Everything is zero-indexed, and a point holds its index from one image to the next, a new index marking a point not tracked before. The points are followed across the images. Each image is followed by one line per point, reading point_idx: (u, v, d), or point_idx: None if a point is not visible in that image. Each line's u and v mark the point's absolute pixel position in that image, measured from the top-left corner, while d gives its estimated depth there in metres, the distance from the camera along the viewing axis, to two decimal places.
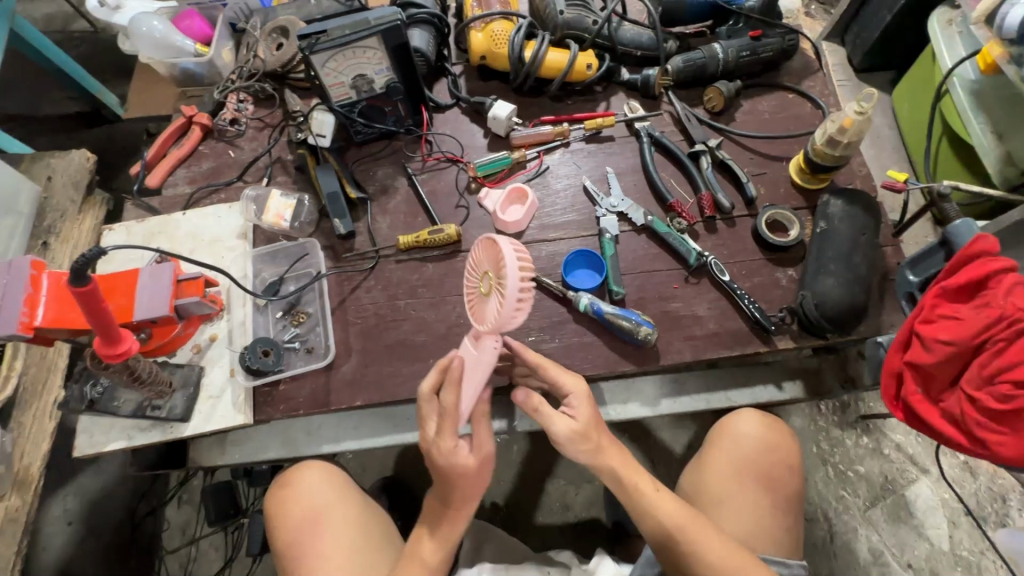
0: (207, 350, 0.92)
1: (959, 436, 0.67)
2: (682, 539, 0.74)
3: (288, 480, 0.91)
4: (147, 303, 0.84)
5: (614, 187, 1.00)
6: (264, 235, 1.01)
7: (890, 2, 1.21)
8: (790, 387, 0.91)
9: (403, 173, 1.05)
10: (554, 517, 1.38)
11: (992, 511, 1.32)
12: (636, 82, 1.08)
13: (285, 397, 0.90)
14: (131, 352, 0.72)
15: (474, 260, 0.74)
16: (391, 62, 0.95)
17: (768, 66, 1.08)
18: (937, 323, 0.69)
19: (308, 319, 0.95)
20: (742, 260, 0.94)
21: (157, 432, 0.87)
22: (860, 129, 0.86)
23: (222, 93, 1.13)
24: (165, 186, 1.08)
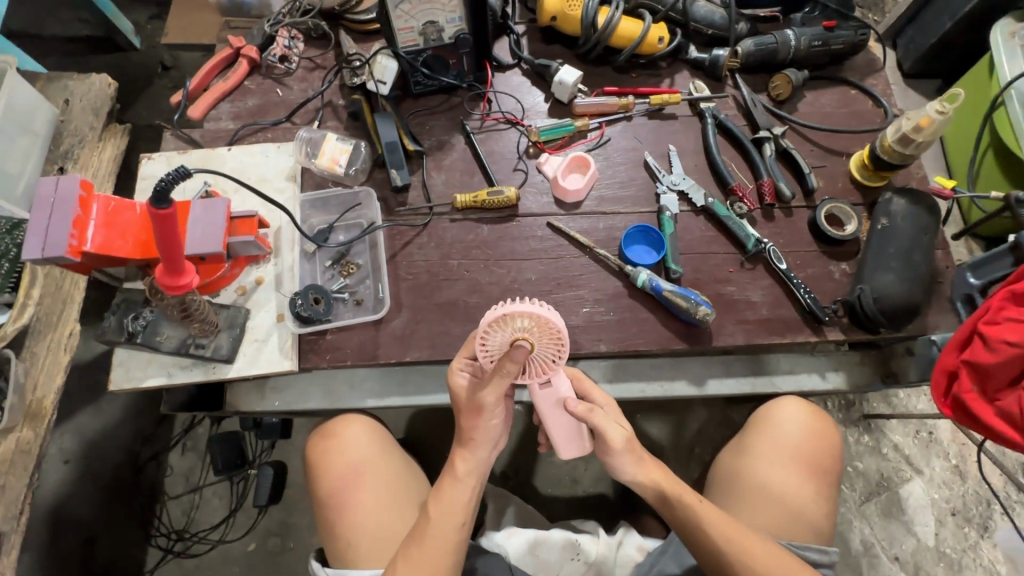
0: (252, 293, 0.89)
1: (1013, 433, 0.70)
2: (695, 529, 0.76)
3: (335, 432, 0.91)
4: (199, 238, 0.80)
5: (675, 165, 0.99)
6: (314, 179, 0.98)
7: (953, 9, 1.21)
8: (832, 378, 0.94)
9: (460, 130, 1.02)
10: (562, 491, 1.39)
11: (978, 513, 1.37)
12: (703, 61, 1.06)
13: (332, 346, 0.87)
14: (192, 286, 0.70)
15: (492, 330, 0.72)
16: (465, 12, 0.92)
17: (835, 60, 1.07)
18: (1001, 324, 0.71)
19: (357, 270, 0.93)
20: (798, 250, 0.95)
21: (199, 371, 0.84)
22: (935, 130, 0.88)
23: (273, 27, 1.07)
24: (207, 120, 1.03)
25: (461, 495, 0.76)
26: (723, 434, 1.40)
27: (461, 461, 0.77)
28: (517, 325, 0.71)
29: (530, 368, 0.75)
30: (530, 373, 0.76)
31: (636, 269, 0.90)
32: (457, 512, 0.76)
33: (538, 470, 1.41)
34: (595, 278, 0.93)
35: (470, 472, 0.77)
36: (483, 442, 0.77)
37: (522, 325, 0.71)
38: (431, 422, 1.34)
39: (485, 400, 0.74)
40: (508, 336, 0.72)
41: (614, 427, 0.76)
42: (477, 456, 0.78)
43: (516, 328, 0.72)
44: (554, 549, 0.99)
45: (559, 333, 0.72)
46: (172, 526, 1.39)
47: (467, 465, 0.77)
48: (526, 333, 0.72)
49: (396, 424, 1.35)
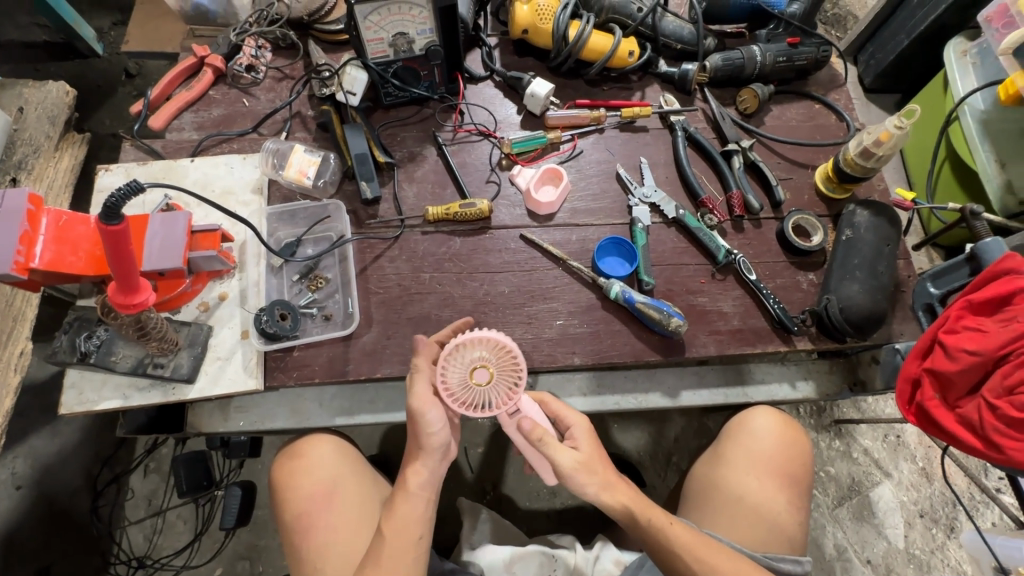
0: (215, 309, 0.86)
1: (974, 440, 0.71)
2: (667, 551, 0.74)
3: (302, 452, 0.88)
4: (158, 253, 0.77)
5: (647, 177, 1.00)
6: (281, 192, 0.95)
7: (909, 27, 1.25)
8: (802, 386, 0.96)
9: (432, 142, 1.01)
10: (541, 503, 1.38)
11: (944, 514, 1.40)
12: (673, 75, 1.07)
13: (300, 363, 0.85)
14: (147, 305, 0.67)
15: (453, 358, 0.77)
16: (435, 24, 0.91)
17: (800, 75, 1.10)
18: (961, 333, 0.73)
19: (326, 285, 0.91)
20: (767, 261, 0.96)
21: (157, 393, 0.80)
22: (895, 144, 0.90)
23: (238, 36, 1.04)
24: (170, 130, 1.00)
25: (413, 509, 0.74)
26: (699, 442, 1.40)
27: (411, 470, 0.75)
28: (474, 354, 0.78)
29: (492, 400, 0.77)
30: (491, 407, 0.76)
31: (609, 282, 0.90)
32: (409, 526, 0.73)
33: (515, 483, 1.39)
34: (568, 290, 0.93)
35: (422, 487, 0.75)
36: (431, 451, 0.75)
37: (478, 353, 0.78)
38: (405, 437, 1.32)
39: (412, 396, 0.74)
40: (469, 363, 0.78)
41: (562, 451, 0.73)
42: (425, 468, 0.75)
43: (472, 358, 0.78)
44: (531, 566, 0.97)
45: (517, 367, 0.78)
46: (132, 553, 1.31)
47: (418, 479, 0.75)
48: (484, 358, 0.78)
49: (371, 439, 1.32)
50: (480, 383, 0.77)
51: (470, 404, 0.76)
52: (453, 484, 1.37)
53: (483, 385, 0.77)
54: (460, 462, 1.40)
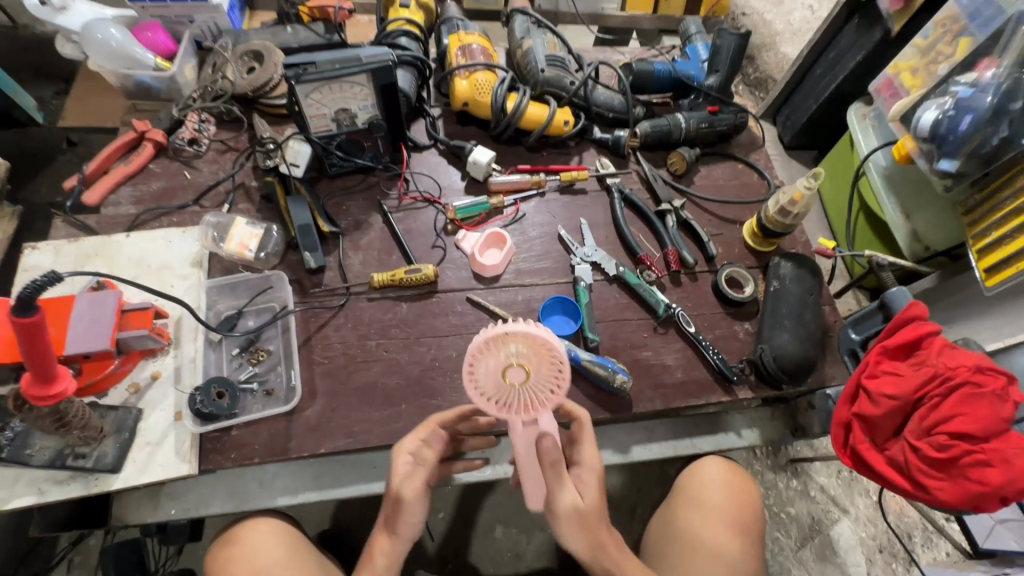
0: (146, 391, 0.81)
1: (904, 482, 0.73)
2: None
3: (238, 538, 0.83)
4: (82, 335, 0.75)
5: (587, 237, 1.04)
6: (222, 264, 0.94)
7: (815, 93, 1.39)
8: (747, 434, 0.98)
9: (377, 210, 1.03)
10: (505, 567, 1.35)
11: (902, 549, 1.43)
12: (607, 141, 1.14)
13: (238, 444, 0.81)
14: (66, 395, 0.63)
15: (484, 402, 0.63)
16: (377, 100, 0.95)
17: (722, 138, 1.19)
18: (880, 377, 0.77)
19: (268, 357, 0.88)
20: (704, 313, 1.01)
21: (78, 486, 0.75)
22: (807, 202, 0.97)
23: (181, 111, 1.06)
24: (105, 206, 0.98)
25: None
26: (661, 492, 1.40)
27: (380, 547, 0.72)
28: (511, 349, 0.66)
29: (523, 404, 0.64)
30: (519, 410, 0.64)
31: (556, 341, 0.92)
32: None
33: (476, 547, 1.36)
34: None
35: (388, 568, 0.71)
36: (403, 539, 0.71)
37: (513, 349, 0.67)
38: (360, 507, 1.26)
39: (402, 494, 0.70)
40: (495, 369, 0.65)
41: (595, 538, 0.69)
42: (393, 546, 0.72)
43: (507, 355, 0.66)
44: None
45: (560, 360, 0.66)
46: None
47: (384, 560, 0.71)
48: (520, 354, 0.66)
49: (324, 513, 1.26)
50: (514, 383, 0.65)
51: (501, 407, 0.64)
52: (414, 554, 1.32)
53: (518, 383, 0.65)
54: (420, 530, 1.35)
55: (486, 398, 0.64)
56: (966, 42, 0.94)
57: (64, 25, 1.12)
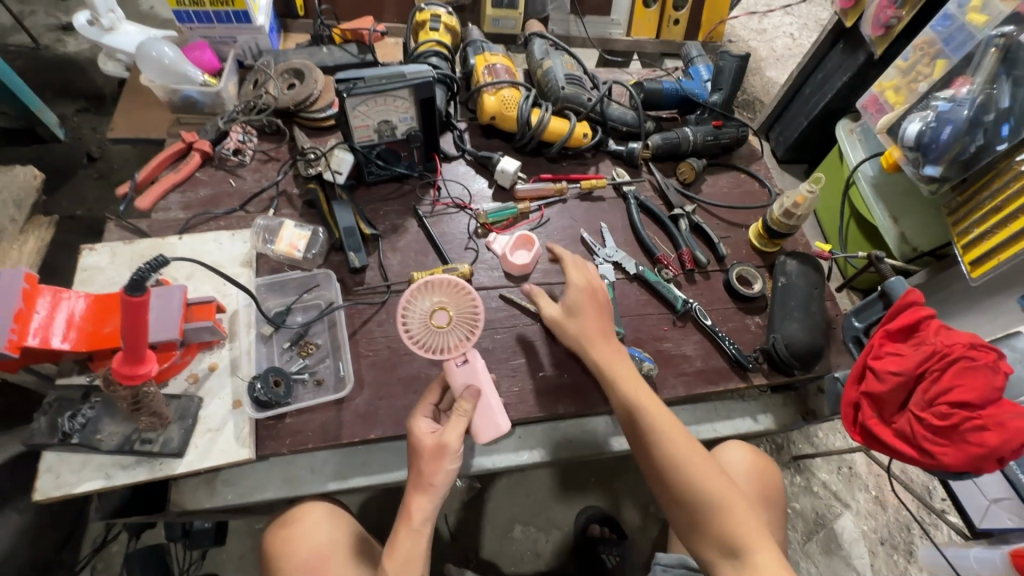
0: (205, 380, 0.86)
1: (911, 451, 0.81)
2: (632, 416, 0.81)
3: (293, 520, 0.87)
4: (156, 326, 0.80)
5: (608, 239, 1.13)
6: (269, 264, 1.00)
7: (805, 111, 1.52)
8: (763, 419, 1.05)
9: (413, 215, 1.10)
10: (526, 565, 1.39)
11: (902, 540, 1.50)
12: (622, 152, 1.24)
13: (293, 430, 0.86)
14: (150, 375, 0.68)
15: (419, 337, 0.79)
16: (416, 112, 1.03)
17: (726, 150, 1.30)
18: (885, 357, 0.85)
19: (317, 350, 0.94)
20: (718, 308, 1.09)
21: (143, 469, 0.78)
22: (810, 205, 1.06)
23: (226, 123, 1.12)
24: (155, 210, 1.03)
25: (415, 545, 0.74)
26: None
27: (415, 503, 0.75)
28: (429, 301, 0.80)
29: (449, 344, 0.80)
30: (447, 350, 0.80)
31: None
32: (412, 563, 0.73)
33: (497, 547, 1.40)
34: (547, 344, 1.00)
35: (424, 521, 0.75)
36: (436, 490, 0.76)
37: (432, 301, 0.80)
38: (386, 507, 1.30)
39: (448, 441, 0.77)
40: (427, 308, 0.80)
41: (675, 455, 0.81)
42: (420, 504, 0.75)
43: (423, 308, 0.80)
44: None
45: (475, 314, 0.80)
46: None
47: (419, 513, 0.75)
48: (444, 304, 0.80)
49: (351, 512, 1.30)
50: (439, 326, 0.80)
51: (430, 346, 0.79)
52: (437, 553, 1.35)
53: (443, 325, 0.80)
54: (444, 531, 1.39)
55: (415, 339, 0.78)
56: (942, 64, 1.06)
57: (110, 44, 1.19)
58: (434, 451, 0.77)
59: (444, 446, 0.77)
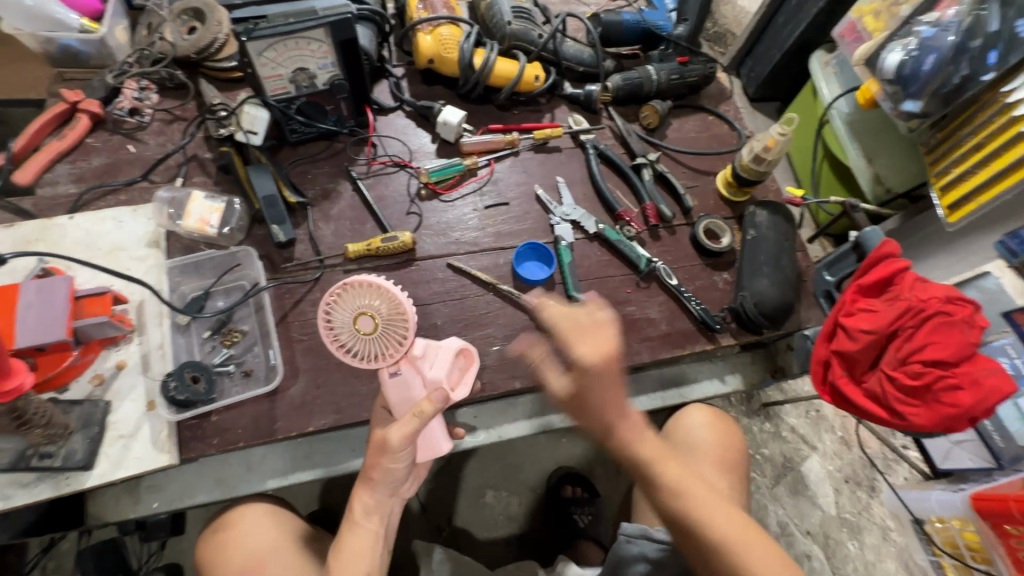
0: (112, 381, 0.76)
1: (881, 411, 0.77)
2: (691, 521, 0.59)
3: (229, 524, 0.80)
4: (32, 327, 0.68)
5: (565, 195, 1.03)
6: (182, 243, 0.87)
7: (778, 43, 1.40)
8: (731, 380, 1.02)
9: (346, 177, 0.98)
10: (499, 530, 1.38)
11: (865, 477, 1.53)
12: (579, 96, 1.12)
13: (220, 429, 0.77)
14: (22, 391, 0.58)
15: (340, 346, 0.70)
16: (337, 57, 0.89)
17: (692, 90, 1.19)
18: (857, 314, 0.80)
19: (243, 338, 0.84)
20: (685, 265, 1.02)
21: (47, 487, 0.70)
22: (780, 149, 0.98)
23: (117, 78, 0.96)
24: (41, 185, 0.89)
25: (359, 539, 0.68)
26: None
27: (359, 500, 0.69)
28: (348, 310, 0.71)
29: (379, 351, 0.71)
30: (376, 358, 0.72)
31: (542, 301, 0.91)
32: (359, 561, 0.66)
33: (468, 513, 1.38)
34: (501, 315, 0.92)
35: (366, 514, 0.69)
36: (381, 483, 0.70)
37: (352, 309, 0.71)
38: (351, 486, 1.26)
39: (390, 439, 0.67)
40: (350, 313, 0.70)
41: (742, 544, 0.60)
42: (366, 496, 0.69)
43: (343, 317, 0.71)
44: None
45: (405, 314, 0.72)
46: None
47: (361, 505, 0.69)
48: (371, 308, 0.71)
49: (313, 493, 1.25)
50: (364, 331, 0.70)
51: (363, 357, 0.71)
52: (409, 524, 1.33)
53: (368, 330, 0.70)
54: (416, 502, 1.36)
55: (339, 347, 0.70)
56: None
57: None
58: (377, 446, 0.68)
59: (387, 443, 0.68)
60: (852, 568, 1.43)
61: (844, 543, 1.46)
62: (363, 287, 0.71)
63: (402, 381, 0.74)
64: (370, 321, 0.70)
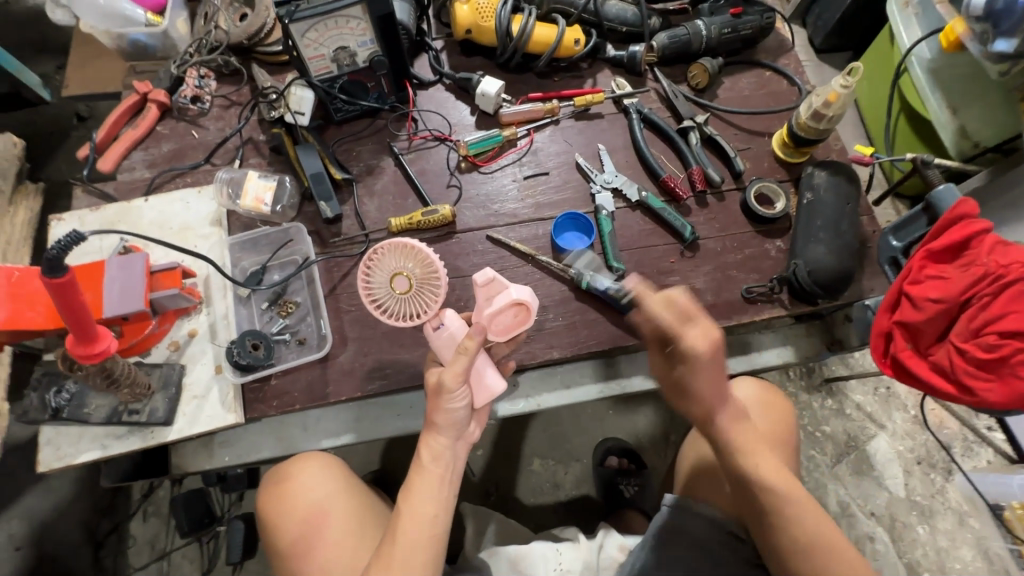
0: (186, 347, 0.84)
1: (947, 385, 0.72)
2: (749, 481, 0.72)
3: (289, 475, 0.86)
4: (117, 298, 0.76)
5: (606, 163, 1.00)
6: (241, 221, 0.94)
7: None
8: (782, 352, 0.96)
9: (388, 153, 1.00)
10: (545, 496, 1.41)
11: (939, 458, 1.42)
12: (622, 59, 1.07)
13: (279, 392, 0.84)
14: (109, 353, 0.65)
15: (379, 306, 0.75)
16: (375, 34, 0.90)
17: (747, 44, 1.10)
18: (925, 282, 0.73)
19: (297, 309, 0.90)
20: (734, 233, 0.97)
21: (137, 439, 0.80)
22: (843, 103, 0.90)
23: (180, 68, 1.03)
24: (120, 172, 0.98)
25: (429, 485, 0.72)
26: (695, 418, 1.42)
27: (429, 445, 0.74)
28: (385, 269, 0.76)
29: (416, 309, 0.76)
30: (414, 315, 0.76)
31: (580, 272, 0.90)
32: (429, 503, 0.72)
33: (515, 479, 1.42)
34: (540, 286, 0.93)
35: (434, 459, 0.74)
36: (446, 428, 0.74)
37: (390, 267, 0.76)
38: (404, 449, 1.33)
39: (446, 380, 0.71)
40: (387, 273, 0.76)
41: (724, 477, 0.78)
42: (437, 442, 0.74)
43: (380, 275, 0.76)
44: (538, 561, 0.96)
45: (437, 276, 0.76)
46: None
47: (431, 451, 0.74)
48: (405, 269, 0.76)
49: (371, 455, 1.33)
50: (401, 290, 0.76)
51: (395, 313, 0.76)
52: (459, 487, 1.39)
53: (404, 288, 0.76)
54: (466, 467, 1.42)
55: (379, 307, 0.76)
56: None
57: None
58: (433, 389, 0.73)
59: (443, 385, 0.72)
60: (923, 553, 1.35)
61: (913, 527, 1.37)
62: (403, 249, 0.76)
63: (446, 331, 0.77)
64: (405, 279, 0.76)
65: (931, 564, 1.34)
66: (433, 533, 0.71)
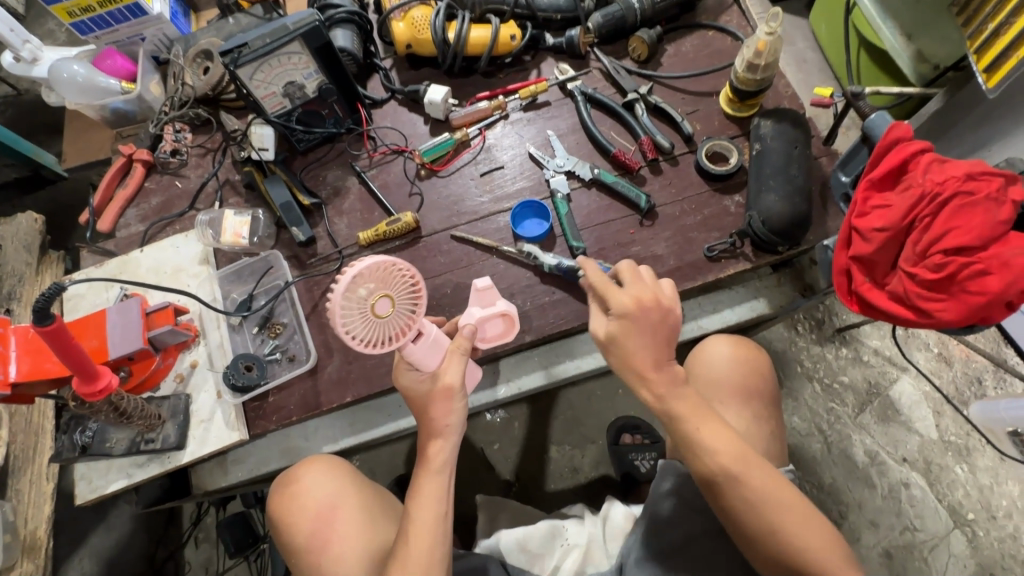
0: (189, 378, 0.93)
1: (905, 312, 0.71)
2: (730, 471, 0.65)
3: (297, 475, 0.88)
4: (119, 340, 0.84)
5: (557, 148, 1.03)
6: (227, 256, 1.02)
7: None
8: (755, 305, 0.97)
9: (352, 172, 1.06)
10: (565, 482, 1.41)
11: (971, 393, 1.33)
12: (561, 45, 1.10)
13: (276, 407, 0.91)
14: (111, 388, 0.75)
15: (359, 334, 0.65)
16: (318, 65, 0.96)
17: (684, 8, 1.11)
18: (870, 213, 0.74)
19: (284, 329, 0.96)
20: (689, 195, 0.98)
21: (156, 465, 0.88)
22: (774, 49, 0.92)
23: (157, 126, 1.12)
24: (118, 229, 1.07)
25: (435, 485, 0.72)
26: None
27: (432, 448, 0.73)
28: (364, 290, 0.65)
29: (394, 330, 0.69)
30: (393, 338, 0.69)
31: (541, 257, 0.94)
32: (434, 502, 0.71)
33: (534, 468, 1.43)
34: (506, 275, 0.96)
35: (445, 463, 0.73)
36: (453, 432, 0.73)
37: (370, 288, 0.66)
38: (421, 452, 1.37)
39: (451, 380, 0.74)
40: (366, 295, 0.65)
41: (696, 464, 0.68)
42: (441, 449, 0.73)
43: (361, 297, 0.65)
44: (545, 540, 0.98)
45: (418, 288, 0.70)
46: None
47: (439, 454, 0.73)
48: (387, 290, 0.67)
49: (393, 461, 1.38)
50: (380, 313, 0.67)
51: (375, 339, 0.67)
52: (480, 483, 1.42)
53: (383, 310, 0.67)
54: (483, 464, 1.44)
55: (359, 336, 0.65)
56: None
57: (41, 76, 1.19)
58: (446, 392, 0.73)
59: (452, 387, 0.73)
60: (964, 494, 1.26)
61: (951, 468, 1.28)
62: (387, 267, 0.66)
63: (427, 340, 0.75)
64: (385, 298, 0.67)
65: (976, 505, 1.25)
66: (440, 535, 0.70)
